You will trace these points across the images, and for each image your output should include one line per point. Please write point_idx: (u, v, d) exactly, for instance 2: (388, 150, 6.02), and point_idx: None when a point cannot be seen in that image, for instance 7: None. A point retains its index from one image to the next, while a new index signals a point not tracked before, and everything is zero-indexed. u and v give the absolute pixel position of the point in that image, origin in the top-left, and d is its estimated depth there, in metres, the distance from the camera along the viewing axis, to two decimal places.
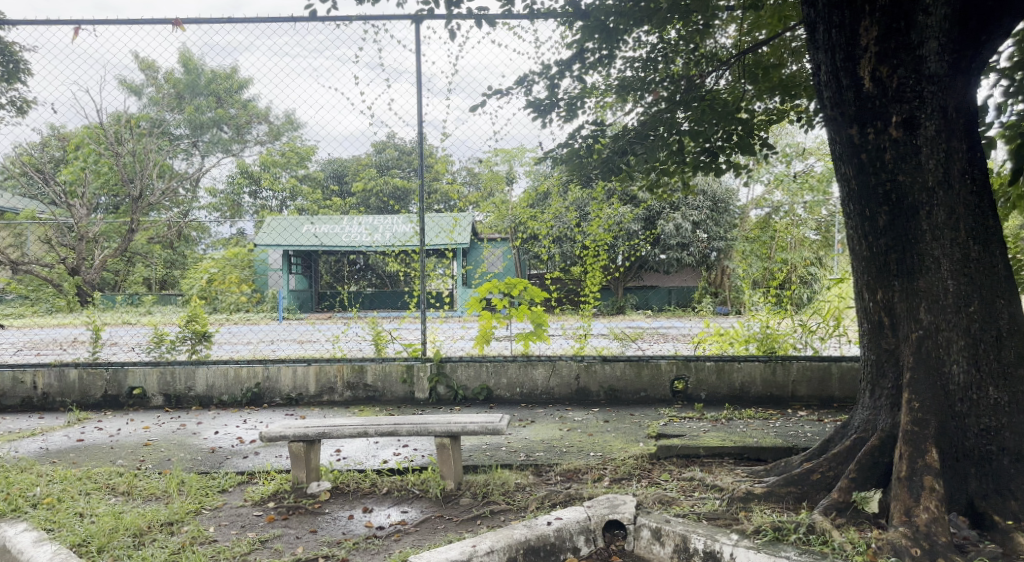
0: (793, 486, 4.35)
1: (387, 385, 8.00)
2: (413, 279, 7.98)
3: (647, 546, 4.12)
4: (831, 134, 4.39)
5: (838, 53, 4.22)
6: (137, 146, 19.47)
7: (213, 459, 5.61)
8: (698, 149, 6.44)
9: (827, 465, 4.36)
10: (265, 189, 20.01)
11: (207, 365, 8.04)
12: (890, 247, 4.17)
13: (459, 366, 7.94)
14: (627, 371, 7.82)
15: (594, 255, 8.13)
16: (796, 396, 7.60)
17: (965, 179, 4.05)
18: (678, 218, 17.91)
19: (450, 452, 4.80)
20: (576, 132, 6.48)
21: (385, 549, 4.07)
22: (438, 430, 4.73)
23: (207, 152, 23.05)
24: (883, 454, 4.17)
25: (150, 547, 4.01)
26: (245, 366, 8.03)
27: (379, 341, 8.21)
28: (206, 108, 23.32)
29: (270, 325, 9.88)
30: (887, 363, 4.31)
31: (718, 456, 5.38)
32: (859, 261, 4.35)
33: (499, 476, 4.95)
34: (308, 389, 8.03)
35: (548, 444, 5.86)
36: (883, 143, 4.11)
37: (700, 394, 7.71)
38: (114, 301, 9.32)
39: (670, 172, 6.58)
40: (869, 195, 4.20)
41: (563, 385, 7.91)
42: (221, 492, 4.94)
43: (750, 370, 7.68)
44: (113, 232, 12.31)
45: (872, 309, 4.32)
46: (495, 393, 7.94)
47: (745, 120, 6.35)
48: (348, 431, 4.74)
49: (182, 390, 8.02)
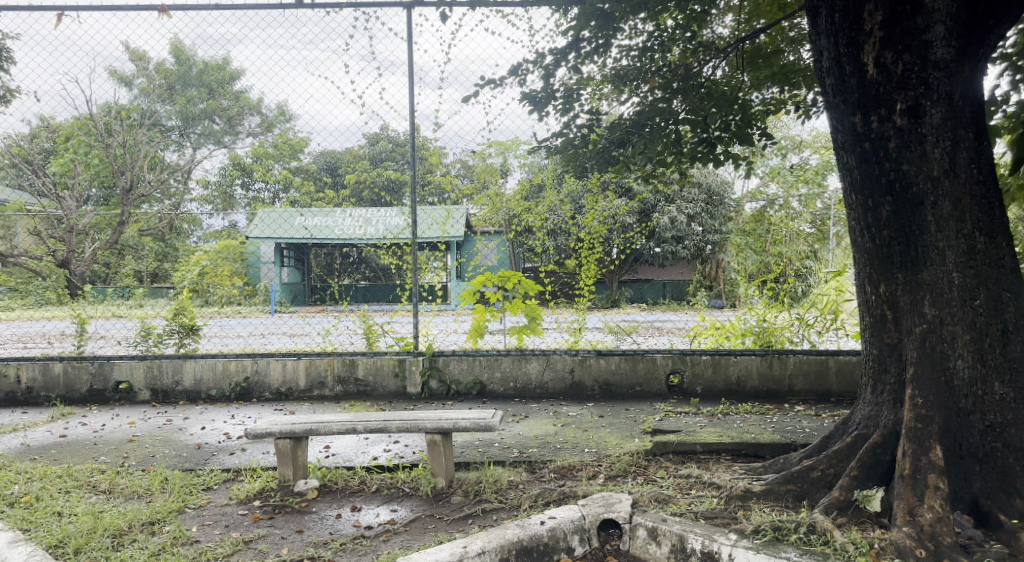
0: (792, 484, 4.24)
1: (378, 380, 7.86)
2: (406, 272, 7.88)
3: (644, 546, 4.01)
4: (833, 122, 4.27)
5: (842, 38, 4.10)
6: (128, 138, 19.30)
7: (198, 456, 5.48)
8: (695, 139, 6.32)
9: (827, 462, 4.25)
10: (257, 182, 19.86)
11: (195, 359, 7.89)
12: (893, 238, 4.06)
13: (452, 359, 7.80)
14: (622, 365, 7.70)
15: (589, 247, 8.04)
16: (793, 390, 7.52)
17: (971, 168, 3.93)
18: (673, 211, 17.77)
19: (441, 449, 4.68)
20: (571, 121, 6.33)
21: (373, 550, 3.95)
22: (429, 427, 4.60)
23: (200, 145, 22.86)
24: (886, 451, 4.07)
25: (129, 548, 3.88)
26: (234, 360, 7.89)
27: (370, 334, 8.09)
28: (197, 100, 23.09)
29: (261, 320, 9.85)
30: (890, 358, 4.19)
31: (715, 453, 5.27)
32: (861, 254, 4.24)
33: (492, 473, 4.83)
34: (298, 384, 7.90)
35: (542, 440, 5.75)
36: (887, 131, 3.99)
37: (696, 388, 7.60)
38: (104, 293, 9.13)
39: (667, 163, 6.46)
40: (872, 185, 4.09)
41: (557, 379, 7.79)
42: (206, 490, 4.81)
43: (747, 364, 7.59)
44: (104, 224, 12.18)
45: (875, 303, 4.21)
46: (488, 387, 7.81)
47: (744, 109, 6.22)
48: (336, 427, 4.61)
49: (169, 385, 7.88)
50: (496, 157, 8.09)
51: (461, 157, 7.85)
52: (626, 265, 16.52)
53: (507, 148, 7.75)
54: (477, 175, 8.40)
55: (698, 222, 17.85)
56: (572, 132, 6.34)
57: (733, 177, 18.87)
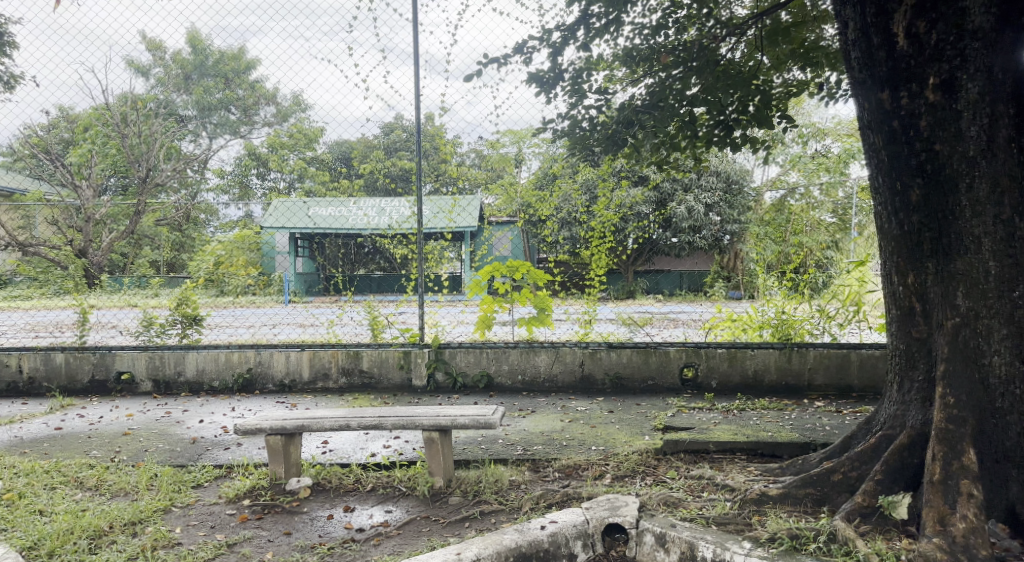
0: (811, 488, 3.99)
1: (383, 372, 7.66)
2: (412, 263, 7.72)
3: (651, 553, 3.76)
4: (858, 100, 4.02)
5: (869, 8, 3.84)
6: (143, 127, 19.17)
7: (191, 451, 5.26)
8: (711, 121, 6.03)
9: (849, 464, 3.99)
10: (272, 171, 19.69)
11: (198, 350, 7.70)
12: (924, 224, 3.81)
13: (459, 352, 7.58)
14: (634, 358, 7.44)
15: (600, 237, 7.73)
16: (813, 385, 7.24)
17: (1012, 148, 3.64)
18: (690, 201, 17.48)
19: (439, 447, 4.44)
20: (579, 103, 6.05)
21: (363, 555, 3.75)
22: (427, 424, 4.38)
23: (215, 135, 22.71)
24: (913, 454, 3.81)
25: (106, 552, 3.69)
26: (236, 351, 7.68)
27: (376, 325, 7.97)
28: (214, 89, 22.93)
29: (274, 310, 9.39)
30: (918, 353, 3.94)
31: (729, 452, 5.01)
32: (889, 241, 3.98)
33: (493, 472, 4.60)
34: (301, 376, 7.70)
35: (548, 437, 5.51)
36: (918, 108, 3.74)
37: (710, 382, 7.34)
38: (122, 283, 8.82)
39: (682, 148, 6.18)
40: (901, 167, 3.84)
41: (567, 372, 7.52)
42: (195, 487, 4.59)
43: (764, 358, 7.31)
44: (119, 215, 12.11)
45: (902, 294, 3.97)
46: (495, 380, 7.57)
47: (763, 90, 5.92)
48: (329, 423, 4.39)
49: (171, 376, 7.69)
50: (508, 147, 7.86)
51: (475, 145, 7.66)
52: (643, 255, 16.22)
53: (521, 137, 7.51)
54: (491, 165, 8.01)
55: (716, 212, 17.50)
56: (580, 114, 6.08)
57: (753, 166, 18.48)
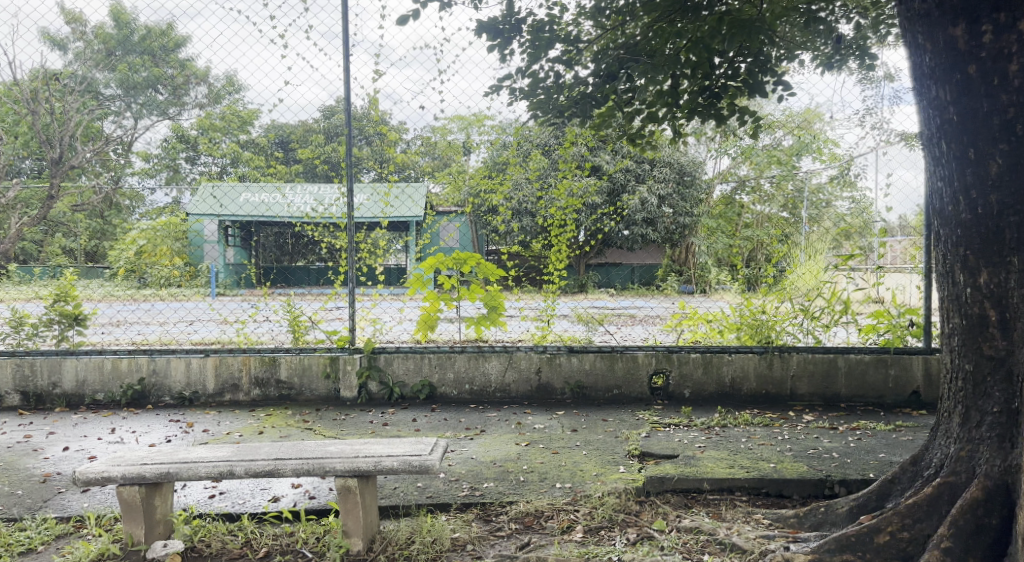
0: (848, 553, 3.13)
1: (305, 383, 6.50)
2: (339, 254, 6.63)
3: None
4: (915, 53, 3.37)
5: None
6: (59, 105, 17.47)
7: (36, 494, 4.04)
8: (694, 88, 5.05)
9: (897, 522, 3.15)
10: (203, 156, 18.20)
11: (78, 356, 6.44)
12: (1007, 206, 3.14)
13: (396, 357, 6.46)
14: (598, 364, 6.42)
15: (559, 226, 6.72)
16: (796, 395, 6.31)
17: None
18: (643, 191, 16.39)
19: (357, 498, 3.36)
20: (542, 57, 4.93)
21: None
22: (341, 468, 3.32)
23: (142, 116, 21.01)
24: (990, 513, 3.02)
25: None
26: (125, 358, 6.44)
27: (297, 327, 6.73)
28: (141, 67, 20.44)
29: (191, 304, 8.34)
30: (992, 377, 3.21)
31: (726, 492, 4.02)
32: (952, 229, 3.30)
33: (430, 528, 3.56)
34: (205, 388, 6.49)
35: (501, 469, 4.45)
36: (1008, 46, 3.11)
37: (683, 392, 6.37)
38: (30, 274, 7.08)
39: (658, 119, 5.18)
40: (978, 127, 3.19)
41: (521, 381, 6.47)
42: (25, 554, 3.44)
43: (743, 364, 6.36)
44: (27, 199, 10.80)
45: (970, 299, 3.25)
46: (439, 390, 6.48)
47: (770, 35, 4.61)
48: (204, 470, 3.30)
49: (44, 388, 6.43)
50: (458, 131, 6.74)
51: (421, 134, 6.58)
52: (595, 247, 15.32)
53: (473, 121, 6.58)
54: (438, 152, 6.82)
55: (669, 204, 16.77)
56: (541, 69, 4.96)
57: (704, 157, 17.66)
